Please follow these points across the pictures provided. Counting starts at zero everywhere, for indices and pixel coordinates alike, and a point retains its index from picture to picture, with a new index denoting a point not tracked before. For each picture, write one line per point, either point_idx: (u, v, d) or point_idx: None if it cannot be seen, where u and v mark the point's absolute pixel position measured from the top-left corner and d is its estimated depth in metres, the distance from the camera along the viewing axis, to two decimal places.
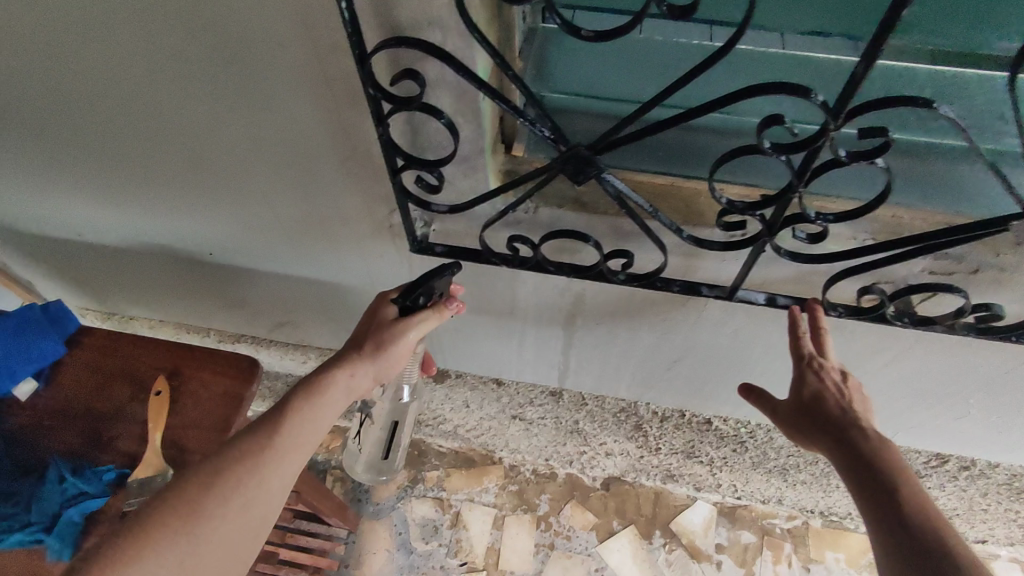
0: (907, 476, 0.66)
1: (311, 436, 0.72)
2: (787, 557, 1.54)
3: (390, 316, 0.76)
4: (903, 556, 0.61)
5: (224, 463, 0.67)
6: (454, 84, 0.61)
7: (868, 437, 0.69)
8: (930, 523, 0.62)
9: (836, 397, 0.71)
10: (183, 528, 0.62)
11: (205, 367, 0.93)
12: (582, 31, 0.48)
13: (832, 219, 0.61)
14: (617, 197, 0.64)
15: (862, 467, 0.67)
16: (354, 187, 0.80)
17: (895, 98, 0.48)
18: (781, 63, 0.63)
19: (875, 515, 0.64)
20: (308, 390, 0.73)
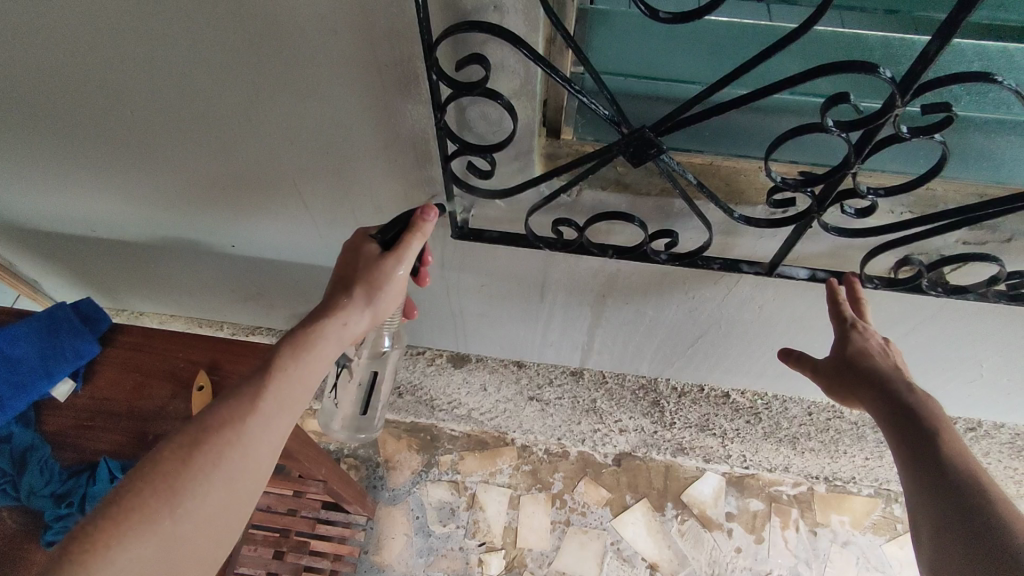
0: (948, 424, 0.69)
1: (300, 396, 0.68)
2: (795, 522, 1.59)
3: (379, 254, 0.70)
4: (944, 495, 0.64)
5: (205, 432, 0.61)
6: (514, 68, 0.60)
7: (911, 390, 0.73)
8: (966, 464, 0.65)
9: (877, 354, 0.76)
10: (164, 507, 0.57)
11: (245, 361, 0.93)
12: (660, 14, 0.49)
13: (883, 194, 0.63)
14: (670, 177, 0.65)
15: (902, 415, 0.71)
16: (392, 174, 0.79)
17: (964, 74, 0.50)
18: (846, 41, 0.61)
19: (912, 459, 0.69)
20: (296, 346, 0.68)
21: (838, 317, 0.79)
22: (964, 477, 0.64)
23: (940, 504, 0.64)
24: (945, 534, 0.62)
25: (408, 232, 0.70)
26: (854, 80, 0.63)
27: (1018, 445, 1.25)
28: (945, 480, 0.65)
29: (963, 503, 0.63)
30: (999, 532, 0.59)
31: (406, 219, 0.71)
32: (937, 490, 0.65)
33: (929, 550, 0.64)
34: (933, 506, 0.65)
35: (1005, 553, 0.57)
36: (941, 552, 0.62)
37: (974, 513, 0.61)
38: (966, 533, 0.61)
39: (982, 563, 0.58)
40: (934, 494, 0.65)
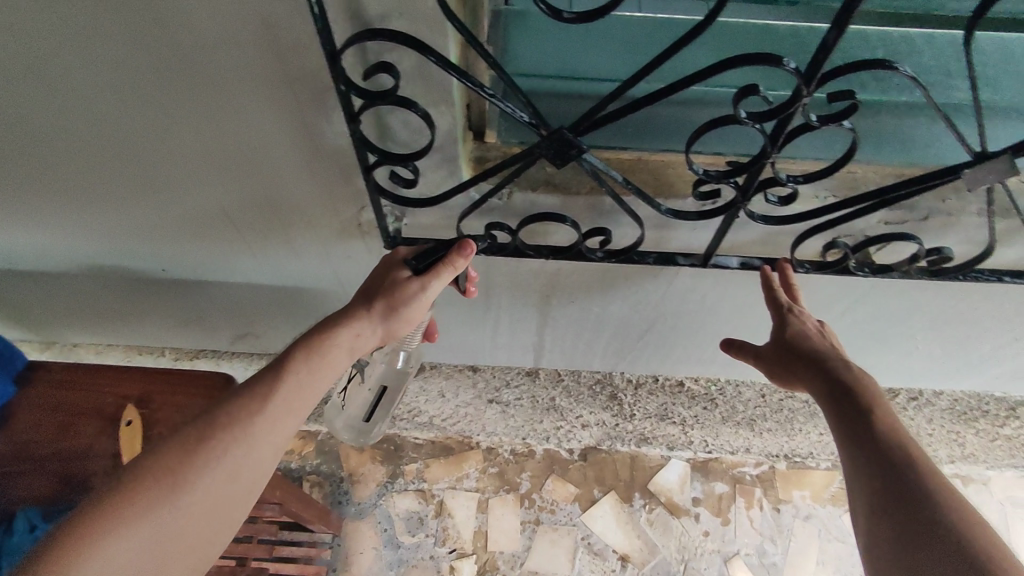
0: (881, 400, 0.72)
1: (307, 403, 0.70)
2: (759, 501, 1.61)
3: (407, 277, 0.74)
4: (877, 467, 0.66)
5: (212, 429, 0.64)
6: (427, 75, 0.59)
7: (846, 367, 0.75)
8: (899, 439, 0.68)
9: (813, 336, 0.78)
10: (164, 499, 0.59)
11: (179, 391, 0.89)
12: (563, 14, 0.49)
13: (802, 180, 0.64)
14: (595, 175, 0.65)
15: (838, 392, 0.73)
16: (318, 187, 0.77)
17: (863, 62, 0.51)
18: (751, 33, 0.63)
19: (848, 436, 0.70)
20: (310, 351, 0.71)
21: (774, 302, 0.80)
22: (897, 452, 0.67)
23: (876, 480, 0.66)
24: (879, 509, 0.64)
25: (437, 264, 0.72)
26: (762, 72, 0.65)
27: None
28: (877, 452, 0.67)
29: (897, 477, 0.65)
30: (930, 506, 0.62)
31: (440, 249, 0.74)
32: (873, 467, 0.67)
33: (865, 526, 0.65)
34: (869, 482, 0.67)
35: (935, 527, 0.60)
36: (876, 528, 0.64)
37: (908, 488, 0.64)
38: (899, 506, 0.63)
39: (916, 537, 0.61)
40: (868, 467, 0.67)
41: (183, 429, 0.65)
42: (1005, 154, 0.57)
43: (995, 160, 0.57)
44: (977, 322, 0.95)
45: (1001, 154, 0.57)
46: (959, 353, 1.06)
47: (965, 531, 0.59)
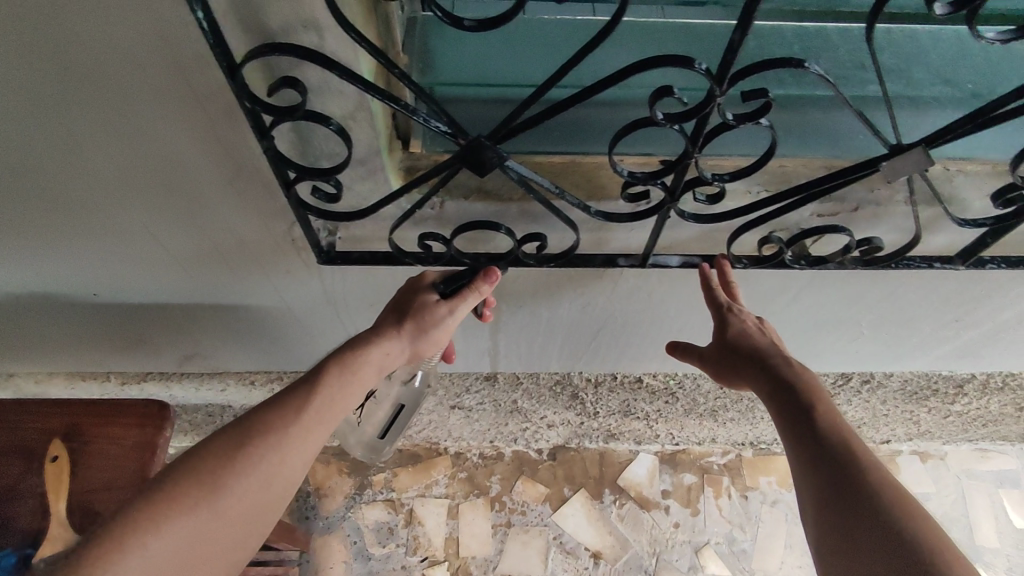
0: (821, 395, 0.75)
1: (336, 416, 0.75)
2: (727, 489, 1.64)
3: (435, 300, 0.78)
4: (821, 462, 0.69)
5: (250, 437, 0.69)
6: (339, 88, 0.57)
7: (787, 364, 0.78)
8: (840, 433, 0.71)
9: (752, 335, 0.81)
10: (202, 500, 0.65)
11: (106, 424, 0.92)
12: (465, 22, 0.48)
13: (728, 178, 0.63)
14: (522, 182, 0.63)
15: (781, 389, 0.76)
16: (245, 205, 0.75)
17: (772, 60, 0.51)
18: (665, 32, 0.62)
19: (793, 433, 0.73)
20: (343, 366, 0.75)
21: (714, 303, 0.81)
22: (839, 446, 0.70)
23: (822, 475, 0.68)
24: (827, 503, 0.67)
25: (466, 288, 0.77)
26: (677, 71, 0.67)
27: (910, 390, 1.33)
28: (819, 447, 0.70)
29: (841, 471, 0.68)
30: (873, 497, 0.65)
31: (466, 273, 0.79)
32: (818, 462, 0.69)
33: (816, 521, 0.68)
34: (816, 476, 0.69)
35: (878, 517, 0.63)
36: (825, 522, 0.66)
37: (851, 480, 0.66)
38: (845, 500, 0.66)
39: (863, 529, 0.64)
40: (811, 462, 0.70)
41: (225, 433, 0.70)
42: (919, 146, 0.58)
43: (910, 152, 0.58)
44: (917, 306, 0.96)
45: (916, 146, 0.58)
46: (902, 338, 1.08)
47: (905, 518, 0.63)
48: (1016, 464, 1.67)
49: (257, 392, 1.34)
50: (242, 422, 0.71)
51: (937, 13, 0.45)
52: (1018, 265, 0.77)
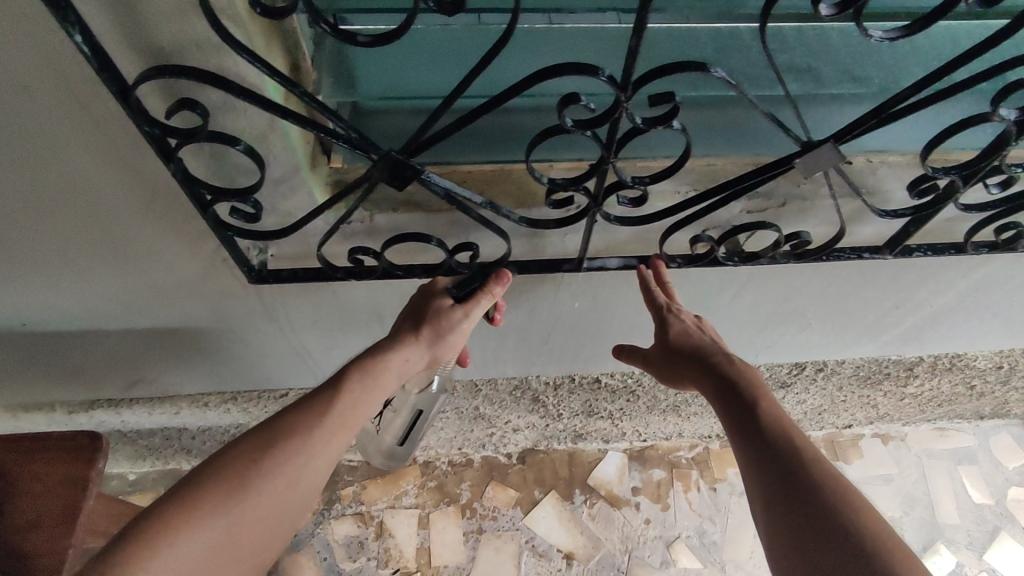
0: (763, 391, 0.76)
1: (358, 421, 0.73)
2: (695, 483, 1.66)
3: (451, 304, 0.77)
4: (765, 458, 0.70)
5: (275, 439, 0.67)
6: (242, 107, 0.56)
7: (730, 361, 0.79)
8: (783, 428, 0.71)
9: (694, 334, 0.81)
10: (230, 499, 0.63)
11: (36, 458, 0.89)
12: (357, 38, 0.47)
13: (648, 180, 0.63)
14: (447, 196, 0.64)
15: (724, 388, 0.77)
16: (167, 228, 0.73)
17: (673, 64, 0.50)
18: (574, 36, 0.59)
19: (738, 430, 0.74)
20: (364, 371, 0.74)
21: (654, 304, 0.81)
22: (783, 441, 0.70)
23: (768, 471, 0.69)
24: (773, 498, 0.67)
25: (480, 290, 0.76)
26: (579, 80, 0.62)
27: (864, 376, 1.35)
28: (763, 444, 0.71)
29: (785, 466, 0.68)
30: (818, 490, 0.66)
31: (480, 275, 0.78)
32: (762, 459, 0.70)
33: (764, 517, 0.68)
34: (762, 473, 0.70)
35: (824, 510, 0.64)
36: (772, 516, 0.67)
37: (796, 475, 0.67)
38: (791, 494, 0.66)
39: (810, 523, 0.64)
40: (756, 459, 0.71)
41: (250, 435, 0.69)
42: (829, 142, 0.59)
43: (820, 148, 0.59)
44: (859, 294, 0.98)
45: (825, 142, 0.58)
46: (847, 327, 1.10)
47: (848, 510, 0.64)
48: (973, 440, 1.71)
49: (212, 413, 1.32)
50: (268, 423, 0.70)
51: (823, 14, 0.45)
52: (944, 252, 0.79)
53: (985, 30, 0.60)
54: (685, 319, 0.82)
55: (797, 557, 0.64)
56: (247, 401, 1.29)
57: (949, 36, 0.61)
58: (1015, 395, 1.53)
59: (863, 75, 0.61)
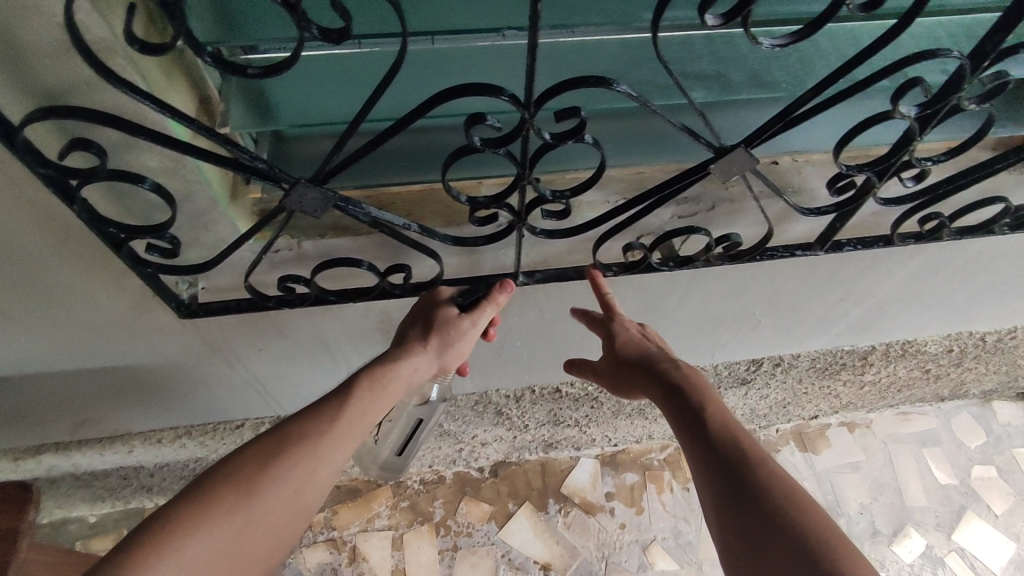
0: (709, 396, 0.76)
1: (364, 428, 0.71)
2: (669, 484, 1.64)
3: (456, 314, 0.78)
4: (712, 462, 0.70)
5: (284, 444, 0.65)
6: (144, 144, 0.55)
7: (676, 368, 0.80)
8: (729, 431, 0.72)
9: (639, 344, 0.82)
10: (238, 504, 0.60)
11: None
12: (248, 70, 0.46)
13: (569, 194, 0.62)
14: (373, 222, 0.63)
15: (672, 395, 0.77)
16: (89, 268, 0.71)
17: (572, 80, 0.50)
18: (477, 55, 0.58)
19: (687, 436, 0.74)
20: (373, 379, 0.74)
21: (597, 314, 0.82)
22: (728, 444, 0.71)
23: (715, 474, 0.69)
24: (723, 503, 0.67)
25: (484, 299, 0.78)
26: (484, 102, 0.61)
27: (822, 367, 1.36)
28: (710, 448, 0.71)
29: (732, 470, 0.68)
30: (763, 490, 0.66)
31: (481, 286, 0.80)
32: (710, 463, 0.70)
33: (715, 521, 0.68)
34: (710, 477, 0.70)
35: (769, 510, 0.64)
36: (724, 520, 0.67)
37: (741, 476, 0.67)
38: (737, 496, 0.66)
39: (756, 524, 0.64)
40: (704, 464, 0.71)
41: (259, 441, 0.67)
42: (741, 147, 0.59)
43: (733, 154, 0.59)
44: (804, 288, 0.99)
45: (737, 147, 0.59)
46: (798, 320, 1.11)
47: (793, 508, 0.64)
48: (936, 423, 1.67)
49: (167, 449, 1.28)
50: (277, 429, 0.68)
51: (710, 24, 0.46)
52: (872, 245, 0.80)
53: (879, 29, 0.62)
54: (629, 328, 0.83)
55: (746, 559, 0.63)
56: (203, 434, 1.26)
57: (848, 36, 0.63)
58: (970, 375, 1.52)
59: (769, 79, 0.62)
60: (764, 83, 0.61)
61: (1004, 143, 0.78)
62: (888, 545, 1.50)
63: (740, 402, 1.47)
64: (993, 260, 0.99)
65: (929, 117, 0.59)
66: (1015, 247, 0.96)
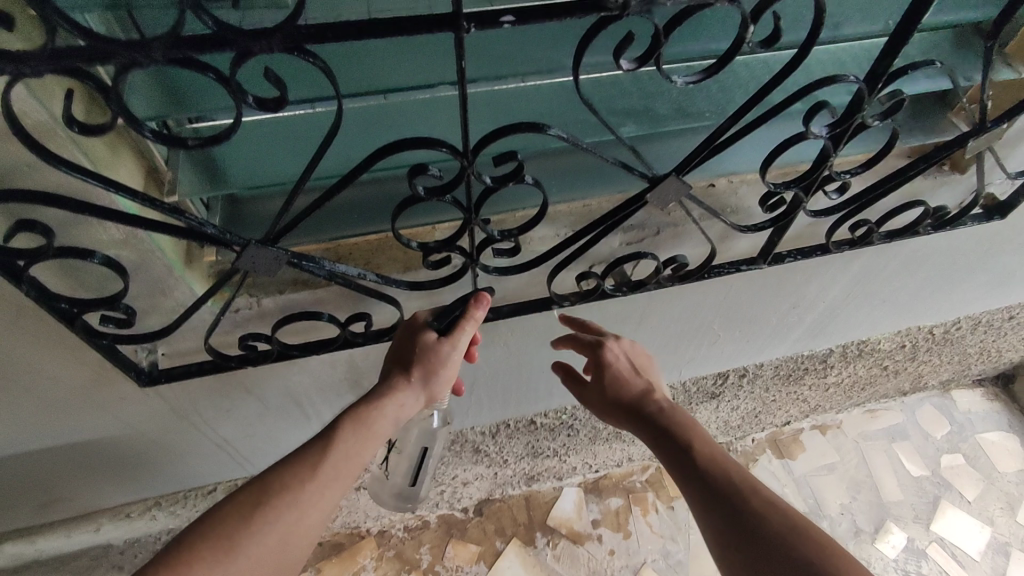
0: (695, 431, 0.77)
1: (353, 471, 0.69)
2: (653, 505, 1.62)
3: (435, 340, 0.72)
4: (706, 497, 0.70)
5: (266, 494, 0.64)
6: (93, 220, 0.56)
7: (662, 407, 0.82)
8: (718, 464, 0.72)
9: (625, 380, 0.85)
10: (218, 561, 0.58)
11: None
12: (188, 141, 0.47)
13: (517, 232, 0.65)
14: (330, 275, 0.65)
15: (661, 434, 0.79)
16: (43, 347, 0.71)
17: (505, 128, 0.53)
18: (413, 108, 0.60)
19: (679, 475, 0.74)
20: (357, 420, 0.70)
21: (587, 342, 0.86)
22: (720, 476, 0.71)
23: (710, 510, 0.69)
24: (723, 537, 0.67)
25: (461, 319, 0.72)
26: (426, 151, 0.63)
27: (786, 373, 1.40)
28: (702, 482, 0.71)
29: (726, 501, 0.68)
30: (758, 518, 0.65)
31: (458, 305, 0.74)
32: (705, 497, 0.70)
33: (719, 559, 0.67)
34: (707, 514, 0.69)
35: (768, 538, 0.63)
36: (727, 555, 0.65)
37: (736, 508, 0.67)
38: (735, 528, 0.66)
39: (756, 555, 0.63)
40: (699, 500, 0.71)
41: (239, 492, 0.65)
42: (673, 174, 0.63)
43: (665, 181, 0.63)
44: (756, 300, 1.03)
45: (668, 175, 0.63)
46: (755, 331, 1.15)
47: (791, 534, 0.63)
48: (902, 417, 1.72)
49: (136, 523, 1.24)
50: (257, 479, 0.66)
51: (624, 68, 0.49)
52: (812, 254, 0.84)
53: (788, 58, 0.67)
54: (620, 359, 0.86)
55: None
56: (174, 503, 1.22)
57: (762, 66, 0.68)
58: (926, 367, 1.58)
59: (694, 111, 0.66)
60: (689, 114, 0.65)
61: (917, 150, 0.84)
62: (872, 543, 1.52)
63: (712, 416, 1.49)
64: (927, 257, 1.05)
65: (840, 135, 0.64)
66: (946, 244, 1.01)
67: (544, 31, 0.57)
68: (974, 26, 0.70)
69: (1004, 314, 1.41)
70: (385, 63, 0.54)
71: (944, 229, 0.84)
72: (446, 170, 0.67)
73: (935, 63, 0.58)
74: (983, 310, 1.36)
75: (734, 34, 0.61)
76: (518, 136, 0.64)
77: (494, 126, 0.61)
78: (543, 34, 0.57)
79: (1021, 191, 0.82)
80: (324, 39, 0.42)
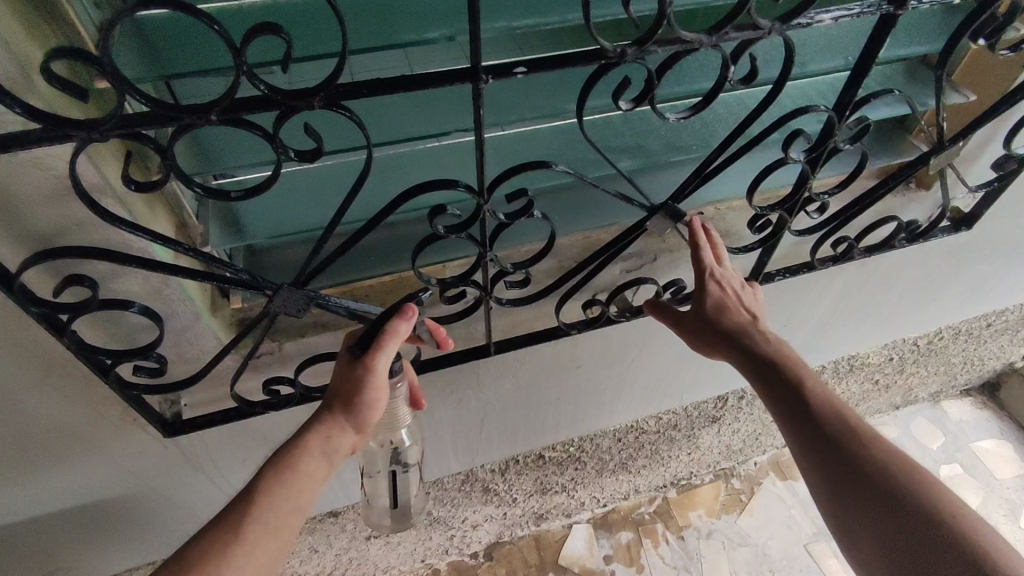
0: (802, 366, 0.72)
1: (285, 522, 0.64)
2: (664, 536, 1.52)
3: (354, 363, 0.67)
4: (814, 440, 0.67)
5: (186, 564, 0.58)
6: (132, 271, 0.59)
7: (764, 336, 0.74)
8: (831, 405, 0.68)
9: (730, 303, 0.75)
10: None
11: None
12: (232, 194, 0.51)
13: (528, 264, 0.69)
14: (351, 314, 0.68)
15: (763, 368, 0.72)
16: (68, 401, 0.72)
17: (519, 166, 0.57)
18: (432, 157, 0.65)
19: (786, 413, 0.69)
20: (278, 466, 0.66)
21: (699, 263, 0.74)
22: (832, 419, 0.67)
23: (822, 451, 0.66)
24: (833, 483, 0.65)
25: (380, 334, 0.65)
26: (442, 193, 0.68)
27: None
28: (812, 424, 0.68)
29: (838, 446, 0.66)
30: (875, 465, 0.64)
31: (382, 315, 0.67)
32: (815, 441, 0.67)
33: (823, 498, 0.66)
34: (817, 457, 0.67)
35: (886, 486, 0.62)
36: (836, 500, 0.65)
37: (852, 455, 0.65)
38: (850, 475, 0.64)
39: (873, 501, 0.62)
40: (806, 442, 0.68)
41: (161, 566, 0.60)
42: (668, 202, 0.68)
43: (663, 209, 0.68)
44: None
45: (666, 203, 0.68)
46: None
47: (906, 480, 0.62)
48: (897, 431, 1.75)
49: None
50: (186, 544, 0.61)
51: (622, 108, 0.55)
52: (798, 272, 0.89)
53: (762, 94, 0.74)
54: (727, 288, 0.76)
55: (867, 537, 0.62)
56: None
57: (738, 103, 0.75)
58: (915, 380, 1.63)
59: (683, 144, 0.72)
60: (679, 147, 0.71)
61: (883, 172, 0.92)
62: None
63: (715, 440, 1.53)
64: (902, 271, 1.11)
65: (816, 159, 0.70)
66: (918, 257, 1.08)
67: (548, 82, 0.63)
68: (920, 61, 0.79)
69: (981, 322, 1.48)
70: (405, 116, 0.60)
71: (920, 240, 0.91)
72: (461, 211, 0.72)
73: (894, 93, 0.65)
74: (961, 319, 1.43)
75: (714, 76, 0.67)
76: (526, 175, 0.69)
77: (503, 167, 0.66)
78: (546, 84, 0.63)
79: (982, 202, 0.89)
80: (360, 94, 0.47)
